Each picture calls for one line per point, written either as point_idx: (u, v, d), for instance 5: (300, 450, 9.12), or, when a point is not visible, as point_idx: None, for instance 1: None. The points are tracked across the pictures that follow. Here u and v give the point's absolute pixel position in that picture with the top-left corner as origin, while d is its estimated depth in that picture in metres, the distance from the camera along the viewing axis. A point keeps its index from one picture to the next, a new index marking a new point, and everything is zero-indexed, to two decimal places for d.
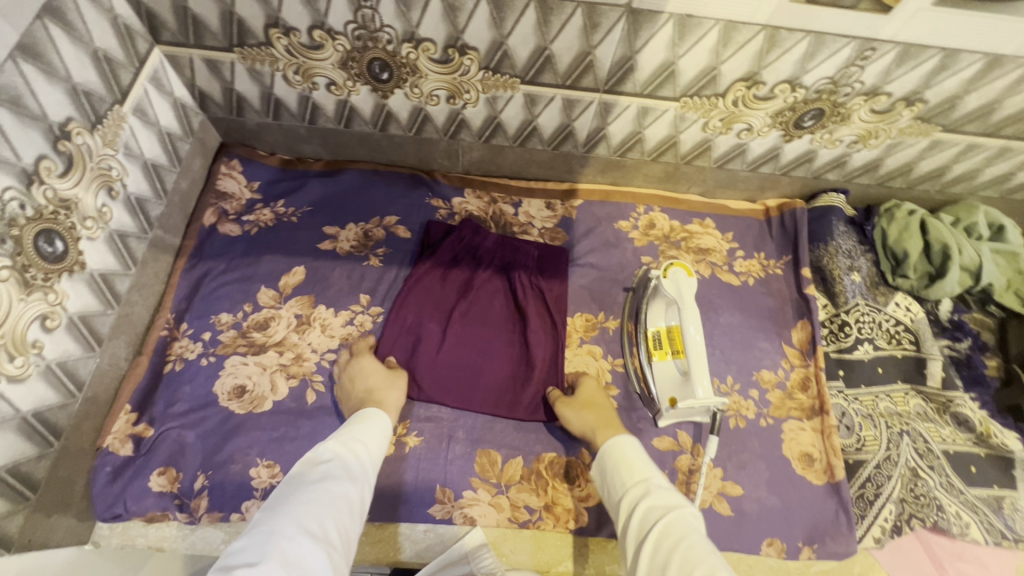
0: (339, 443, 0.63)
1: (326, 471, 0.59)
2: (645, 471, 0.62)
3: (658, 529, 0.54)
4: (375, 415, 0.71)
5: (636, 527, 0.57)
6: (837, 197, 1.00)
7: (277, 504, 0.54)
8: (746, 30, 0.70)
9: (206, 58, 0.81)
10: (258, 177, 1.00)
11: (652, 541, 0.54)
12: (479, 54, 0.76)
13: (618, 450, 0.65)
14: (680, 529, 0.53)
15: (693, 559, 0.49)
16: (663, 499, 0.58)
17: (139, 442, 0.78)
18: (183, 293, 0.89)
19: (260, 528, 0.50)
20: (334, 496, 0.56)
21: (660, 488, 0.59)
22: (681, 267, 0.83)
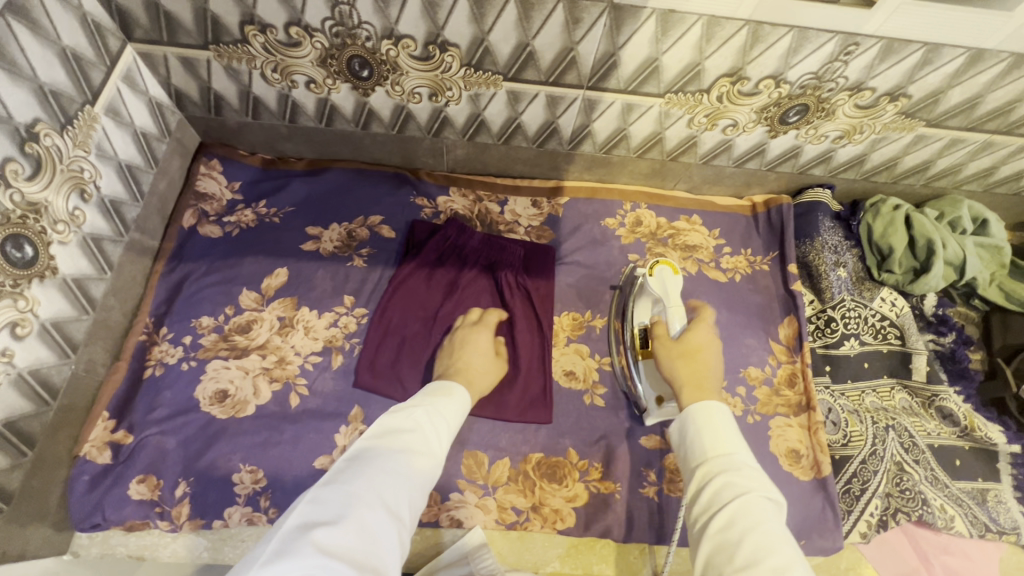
0: (425, 410, 0.64)
1: (409, 437, 0.59)
2: (731, 444, 0.58)
3: (731, 511, 0.52)
4: (459, 392, 0.71)
5: (707, 500, 0.54)
6: (823, 193, 1.00)
7: (360, 461, 0.55)
8: (729, 25, 0.69)
9: (180, 56, 0.79)
10: (239, 177, 0.98)
11: (722, 519, 0.52)
12: (460, 50, 0.75)
13: (706, 416, 0.61)
14: (759, 517, 0.51)
15: (766, 548, 0.49)
16: (743, 481, 0.54)
17: (117, 450, 0.76)
18: (162, 297, 0.87)
19: (343, 484, 0.52)
20: (413, 468, 0.57)
21: (744, 467, 0.56)
22: (667, 265, 0.84)
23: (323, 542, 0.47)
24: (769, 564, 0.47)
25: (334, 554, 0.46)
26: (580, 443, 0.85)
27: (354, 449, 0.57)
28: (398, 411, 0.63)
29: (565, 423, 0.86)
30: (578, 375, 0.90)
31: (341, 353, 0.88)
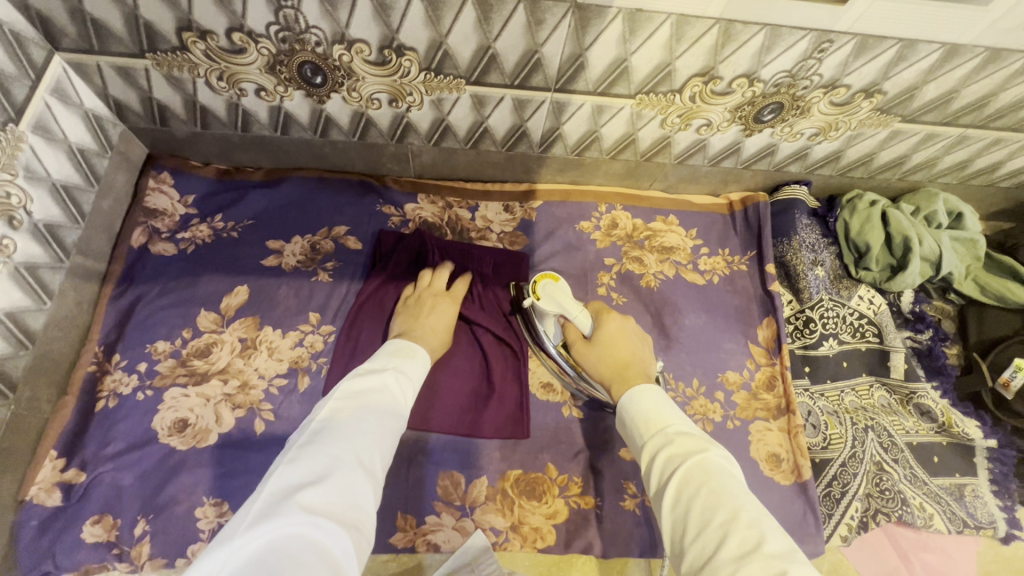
0: (390, 373, 0.66)
1: (376, 401, 0.61)
2: (667, 417, 0.60)
3: (679, 479, 0.52)
4: (421, 354, 0.74)
5: (659, 474, 0.55)
6: (800, 190, 0.98)
7: (331, 425, 0.56)
8: (699, 24, 0.66)
9: (116, 65, 0.73)
10: (192, 190, 0.92)
11: (673, 490, 0.52)
12: (418, 54, 0.71)
13: (638, 401, 0.64)
14: (705, 473, 0.51)
15: (714, 507, 0.48)
16: (682, 445, 0.56)
17: (69, 490, 0.72)
18: (112, 323, 0.82)
19: (318, 448, 0.53)
20: (382, 429, 0.59)
21: (681, 434, 0.57)
22: (546, 278, 0.82)
23: (308, 502, 0.47)
24: (719, 523, 0.47)
25: (320, 512, 0.47)
26: (560, 458, 0.83)
27: (323, 415, 0.58)
28: (361, 377, 0.64)
29: (543, 437, 0.84)
30: (556, 387, 0.88)
31: (307, 375, 0.83)
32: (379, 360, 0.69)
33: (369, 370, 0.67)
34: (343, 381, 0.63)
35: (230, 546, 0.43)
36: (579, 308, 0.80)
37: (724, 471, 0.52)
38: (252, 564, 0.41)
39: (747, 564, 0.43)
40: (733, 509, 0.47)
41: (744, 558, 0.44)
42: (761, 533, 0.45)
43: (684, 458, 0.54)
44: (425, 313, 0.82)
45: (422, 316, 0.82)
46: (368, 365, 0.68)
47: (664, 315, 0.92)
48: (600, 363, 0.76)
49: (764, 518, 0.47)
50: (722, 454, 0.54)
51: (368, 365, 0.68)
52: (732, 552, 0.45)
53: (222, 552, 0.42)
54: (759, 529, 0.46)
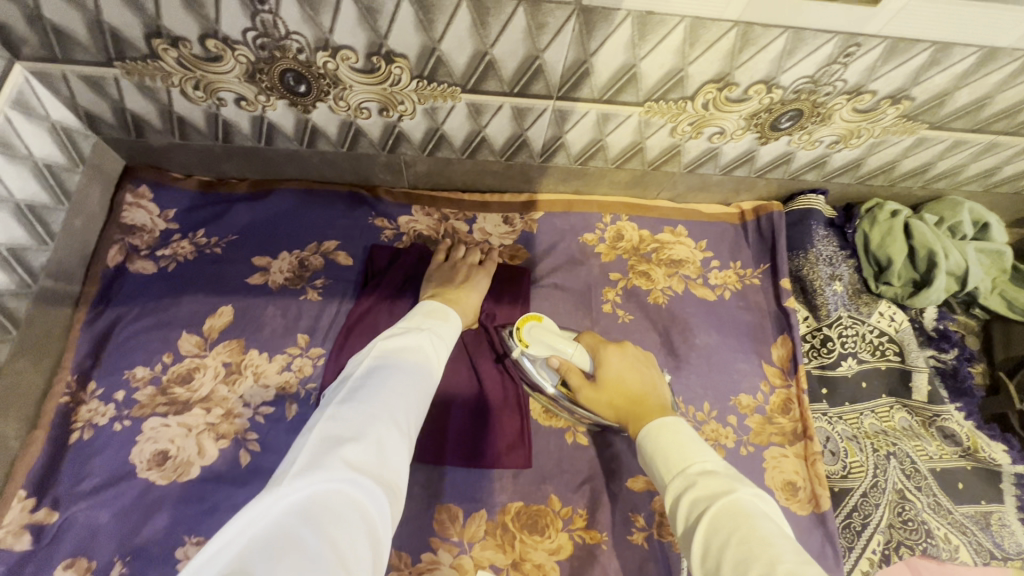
0: (426, 333, 0.66)
1: (413, 360, 0.61)
2: (688, 453, 0.55)
3: (707, 526, 0.47)
4: (455, 317, 0.73)
5: (686, 521, 0.50)
6: (817, 199, 0.93)
7: (371, 382, 0.55)
8: (715, 27, 0.60)
9: (83, 75, 0.68)
10: (173, 203, 0.87)
11: (702, 543, 0.47)
12: (409, 61, 0.65)
13: (654, 440, 0.59)
14: (734, 518, 0.46)
15: (746, 562, 0.42)
16: (709, 484, 0.51)
17: (40, 532, 0.67)
18: (87, 349, 0.77)
19: (360, 404, 0.52)
20: (419, 392, 0.58)
21: (705, 473, 0.52)
22: (530, 320, 0.78)
23: (350, 456, 0.47)
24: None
25: (361, 468, 0.47)
26: (563, 488, 0.78)
27: (364, 371, 0.58)
28: (399, 334, 0.64)
29: (545, 465, 0.79)
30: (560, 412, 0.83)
31: (296, 402, 0.78)
32: (414, 321, 0.68)
33: (404, 327, 0.66)
34: (381, 337, 0.63)
35: (274, 495, 0.43)
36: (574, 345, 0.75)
37: (758, 513, 0.46)
38: (296, 514, 0.42)
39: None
40: (770, 561, 0.42)
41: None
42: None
43: (712, 500, 0.49)
44: (462, 282, 0.82)
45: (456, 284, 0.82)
46: (403, 324, 0.67)
47: (672, 334, 0.87)
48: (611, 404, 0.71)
49: (807, 569, 0.41)
50: (755, 491, 0.49)
51: (403, 323, 0.67)
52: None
53: (264, 501, 0.42)
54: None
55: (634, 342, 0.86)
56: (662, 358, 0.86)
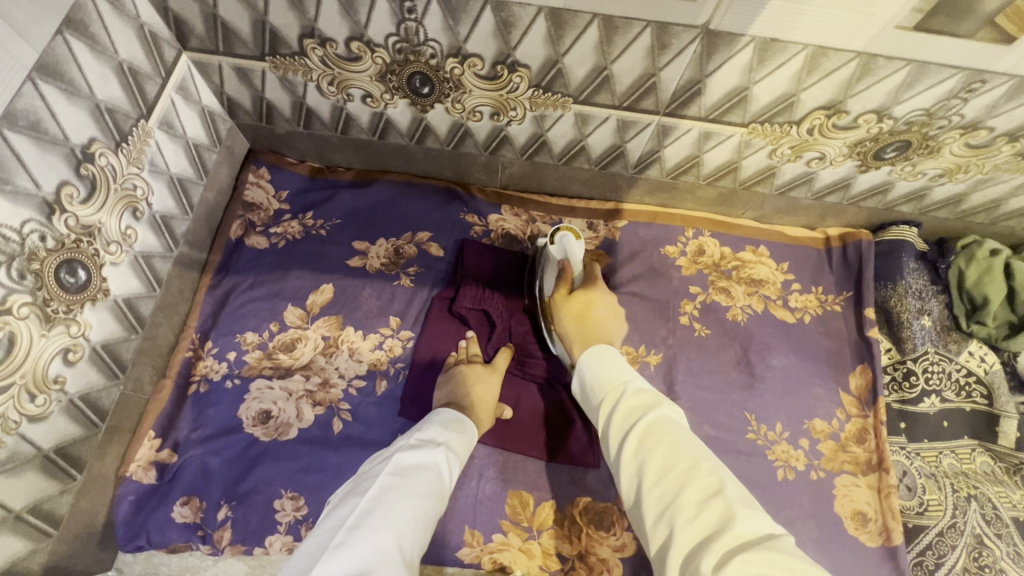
0: (440, 450, 0.64)
1: (425, 482, 0.58)
2: (623, 376, 0.62)
3: (638, 433, 0.53)
4: (469, 430, 0.71)
5: (621, 432, 0.55)
6: (909, 231, 0.91)
7: (383, 505, 0.53)
8: (837, 57, 0.61)
9: (235, 66, 0.76)
10: (287, 186, 0.95)
11: (634, 440, 0.53)
12: (531, 71, 0.69)
13: (600, 356, 0.66)
14: (661, 431, 0.52)
15: (673, 456, 0.49)
16: (643, 406, 0.56)
17: (163, 469, 0.75)
18: (209, 311, 0.86)
19: (368, 532, 0.50)
20: (428, 516, 0.56)
21: (638, 392, 0.58)
22: (569, 232, 0.86)
23: None
24: (680, 472, 0.48)
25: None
26: None
27: (377, 487, 0.55)
28: (413, 449, 0.62)
29: (612, 465, 0.82)
30: None
31: (385, 378, 0.84)
32: (430, 430, 0.67)
33: (419, 442, 0.64)
34: (396, 451, 0.61)
35: None
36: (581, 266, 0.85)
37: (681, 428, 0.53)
38: None
39: (707, 510, 0.44)
40: (691, 461, 0.48)
41: (704, 503, 0.45)
42: (719, 480, 0.46)
43: (643, 415, 0.55)
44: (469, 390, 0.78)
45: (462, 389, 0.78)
46: (418, 436, 0.65)
47: (749, 352, 0.88)
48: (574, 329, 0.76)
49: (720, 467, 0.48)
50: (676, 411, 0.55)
51: (418, 435, 0.65)
52: (693, 498, 0.46)
53: None
54: (712, 478, 0.46)
55: (710, 356, 0.88)
56: (738, 375, 0.87)
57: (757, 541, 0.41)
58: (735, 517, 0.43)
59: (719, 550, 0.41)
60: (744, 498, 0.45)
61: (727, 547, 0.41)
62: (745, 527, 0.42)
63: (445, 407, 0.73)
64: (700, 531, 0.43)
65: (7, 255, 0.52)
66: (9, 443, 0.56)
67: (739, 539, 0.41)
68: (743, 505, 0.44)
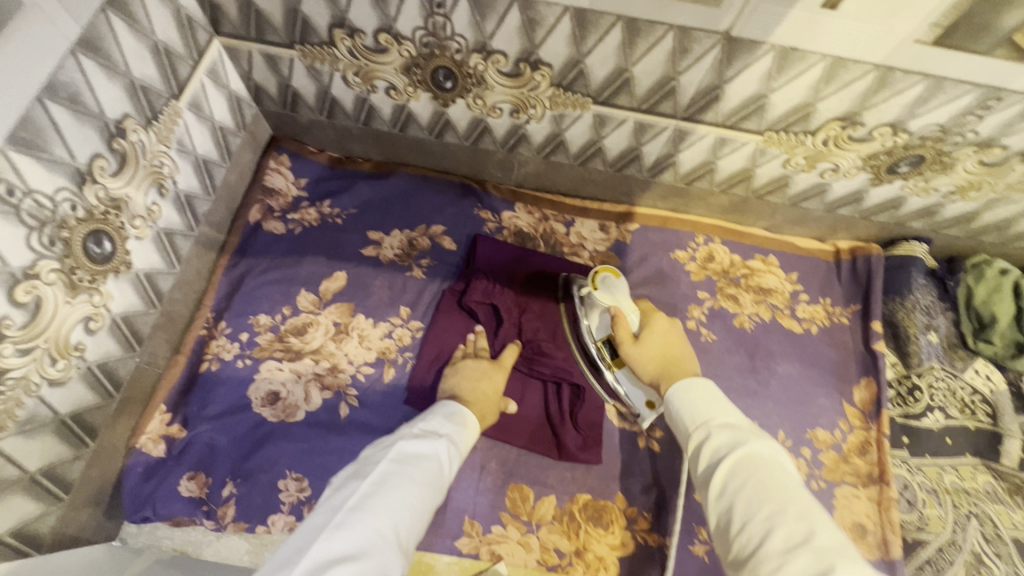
0: (443, 442, 0.64)
1: (426, 471, 0.59)
2: (714, 406, 0.58)
3: (727, 470, 0.51)
4: (472, 423, 0.71)
5: (706, 465, 0.54)
6: (919, 247, 0.92)
7: (383, 490, 0.54)
8: (856, 68, 0.63)
9: (265, 52, 0.78)
10: (306, 174, 0.97)
11: (722, 478, 0.51)
12: (553, 70, 0.71)
13: (685, 389, 0.61)
14: (751, 470, 0.50)
15: (760, 500, 0.48)
16: (732, 437, 0.54)
17: (171, 444, 0.76)
18: (224, 292, 0.87)
19: (365, 517, 0.51)
20: (425, 505, 0.57)
21: (727, 426, 0.55)
22: (608, 271, 0.77)
23: None
24: (767, 515, 0.46)
25: None
26: (631, 490, 0.81)
27: (378, 473, 0.56)
28: (416, 438, 0.62)
29: (615, 463, 0.83)
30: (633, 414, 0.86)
31: (393, 367, 0.85)
32: (434, 421, 0.68)
33: (423, 432, 0.65)
34: (399, 438, 0.61)
35: None
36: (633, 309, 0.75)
37: (780, 464, 0.51)
38: None
39: (797, 556, 0.42)
40: (784, 503, 0.46)
41: (792, 553, 0.43)
42: (810, 528, 0.44)
43: (731, 450, 0.53)
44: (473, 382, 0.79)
45: (469, 380, 0.79)
46: (421, 425, 0.66)
47: (755, 360, 0.89)
48: (649, 362, 0.70)
49: (816, 515, 0.46)
50: (778, 448, 0.53)
51: (422, 425, 0.66)
52: (780, 543, 0.44)
53: None
54: (807, 527, 0.44)
55: (715, 361, 0.88)
56: (744, 382, 0.87)
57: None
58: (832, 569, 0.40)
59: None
60: (841, 545, 0.43)
61: None
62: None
63: (451, 401, 0.73)
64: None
65: (40, 221, 0.53)
66: (29, 405, 0.57)
67: None
68: (840, 553, 0.42)
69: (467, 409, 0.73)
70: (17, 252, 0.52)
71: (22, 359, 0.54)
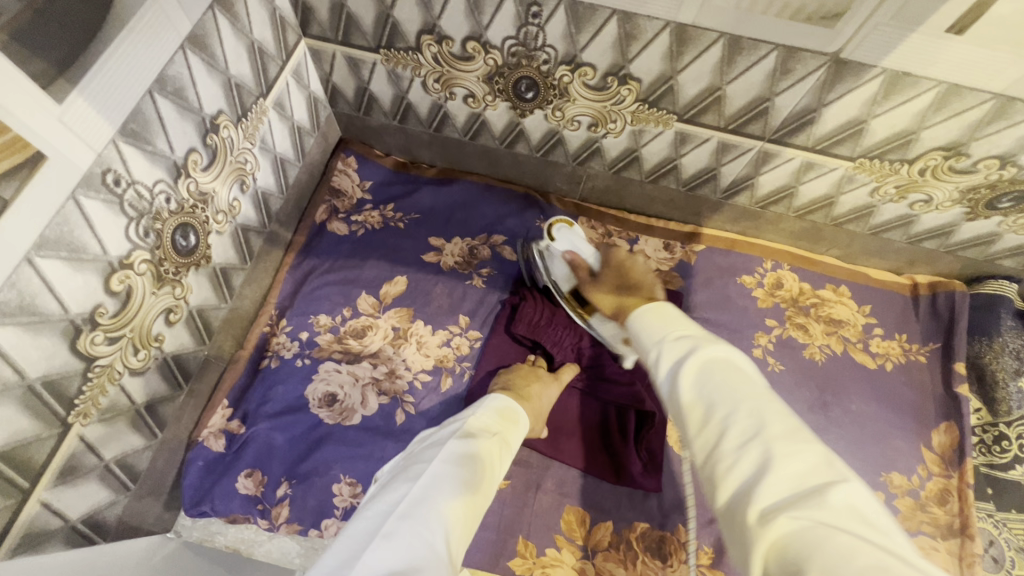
0: (493, 442, 0.59)
1: (478, 475, 0.54)
2: (669, 322, 0.51)
3: (683, 378, 0.44)
4: (522, 422, 0.66)
5: (663, 376, 0.47)
6: (1009, 286, 0.86)
7: (434, 497, 0.49)
8: (971, 97, 0.59)
9: (348, 55, 0.79)
10: (371, 176, 0.97)
11: (679, 388, 0.44)
12: (641, 85, 0.69)
13: (648, 314, 0.54)
14: (710, 370, 0.44)
15: (712, 404, 0.41)
16: (682, 347, 0.47)
17: (231, 439, 0.76)
18: (288, 290, 0.88)
19: (414, 526, 0.46)
20: (475, 511, 0.52)
21: (681, 338, 0.48)
22: (563, 221, 0.84)
23: None
24: (719, 418, 0.40)
25: None
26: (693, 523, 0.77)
27: (426, 476, 0.51)
28: (467, 438, 0.57)
29: (675, 492, 0.79)
30: None
31: (450, 376, 0.83)
32: (484, 414, 0.62)
33: (474, 430, 0.59)
34: (450, 438, 0.57)
35: None
36: (592, 253, 0.80)
37: (735, 365, 0.44)
38: None
39: (746, 454, 0.37)
40: (728, 398, 0.40)
41: (743, 448, 0.37)
42: (762, 420, 0.38)
43: (683, 357, 0.46)
44: (528, 383, 0.76)
45: (525, 381, 0.76)
46: (471, 419, 0.61)
47: (826, 394, 0.84)
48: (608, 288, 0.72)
49: (771, 403, 0.40)
50: (733, 346, 0.46)
51: (474, 421, 0.61)
52: (733, 441, 0.38)
53: None
54: (757, 418, 0.39)
55: (784, 394, 0.84)
56: (814, 417, 0.83)
57: (803, 486, 0.34)
58: (778, 461, 0.35)
59: (762, 501, 0.34)
60: (790, 432, 0.37)
61: (781, 507, 0.33)
62: (785, 475, 0.35)
63: (500, 393, 0.68)
64: (744, 477, 0.36)
65: (138, 212, 0.54)
66: (111, 394, 0.57)
67: (785, 495, 0.34)
68: (789, 442, 0.37)
69: (518, 406, 0.67)
70: (115, 241, 0.52)
71: (110, 348, 0.54)
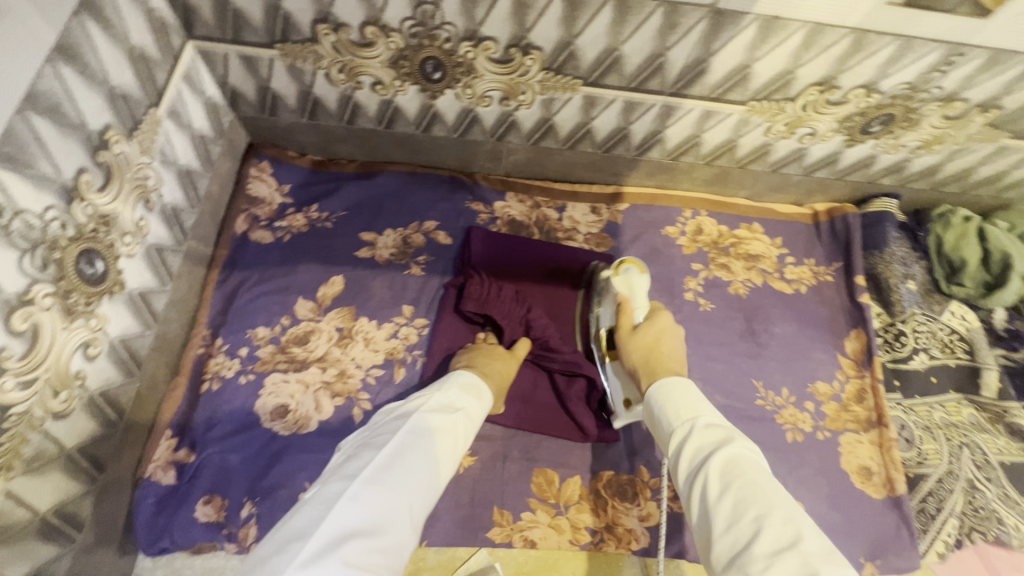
0: (457, 417, 0.61)
1: (441, 448, 0.56)
2: (696, 407, 0.58)
3: (714, 472, 0.50)
4: (488, 399, 0.68)
5: (688, 466, 0.53)
6: (890, 202, 0.97)
7: (399, 464, 0.51)
8: (832, 33, 0.66)
9: (242, 54, 0.75)
10: (289, 179, 0.93)
11: (711, 481, 0.50)
12: (543, 54, 0.71)
13: (668, 388, 0.61)
14: (743, 470, 0.50)
15: (748, 500, 0.47)
16: (713, 440, 0.54)
17: (182, 469, 0.73)
18: (218, 308, 0.84)
19: (380, 490, 0.48)
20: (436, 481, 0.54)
21: (711, 427, 0.55)
22: (634, 265, 0.79)
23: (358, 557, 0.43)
24: (752, 517, 0.46)
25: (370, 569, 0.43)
26: (652, 461, 0.83)
27: (394, 444, 0.53)
28: (435, 413, 0.59)
29: (632, 436, 0.84)
30: None
31: (403, 366, 0.83)
32: (450, 392, 0.64)
33: (439, 407, 0.61)
34: (417, 412, 0.58)
35: None
36: (644, 304, 0.76)
37: (760, 468, 0.51)
38: None
39: (781, 560, 0.42)
40: (765, 501, 0.47)
41: (778, 554, 0.43)
42: (798, 531, 0.44)
43: (715, 448, 0.53)
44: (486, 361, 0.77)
45: (483, 359, 0.77)
46: (439, 394, 0.62)
47: (752, 323, 0.92)
48: (637, 353, 0.69)
49: (803, 517, 0.46)
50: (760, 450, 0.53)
51: (439, 397, 0.62)
52: (768, 547, 0.44)
53: None
54: (795, 528, 0.44)
55: (716, 328, 0.91)
56: (745, 345, 0.90)
57: None
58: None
59: None
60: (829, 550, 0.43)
61: None
62: None
63: (466, 370, 0.70)
64: None
65: (31, 243, 0.50)
66: (35, 442, 0.53)
67: None
68: (825, 557, 0.43)
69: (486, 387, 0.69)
70: (8, 277, 0.48)
71: (23, 393, 0.50)
